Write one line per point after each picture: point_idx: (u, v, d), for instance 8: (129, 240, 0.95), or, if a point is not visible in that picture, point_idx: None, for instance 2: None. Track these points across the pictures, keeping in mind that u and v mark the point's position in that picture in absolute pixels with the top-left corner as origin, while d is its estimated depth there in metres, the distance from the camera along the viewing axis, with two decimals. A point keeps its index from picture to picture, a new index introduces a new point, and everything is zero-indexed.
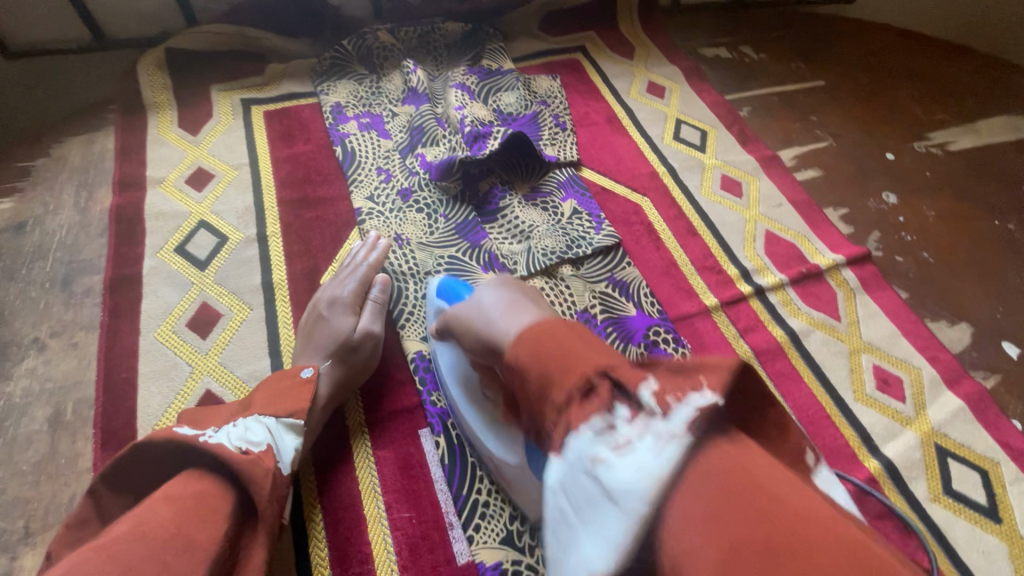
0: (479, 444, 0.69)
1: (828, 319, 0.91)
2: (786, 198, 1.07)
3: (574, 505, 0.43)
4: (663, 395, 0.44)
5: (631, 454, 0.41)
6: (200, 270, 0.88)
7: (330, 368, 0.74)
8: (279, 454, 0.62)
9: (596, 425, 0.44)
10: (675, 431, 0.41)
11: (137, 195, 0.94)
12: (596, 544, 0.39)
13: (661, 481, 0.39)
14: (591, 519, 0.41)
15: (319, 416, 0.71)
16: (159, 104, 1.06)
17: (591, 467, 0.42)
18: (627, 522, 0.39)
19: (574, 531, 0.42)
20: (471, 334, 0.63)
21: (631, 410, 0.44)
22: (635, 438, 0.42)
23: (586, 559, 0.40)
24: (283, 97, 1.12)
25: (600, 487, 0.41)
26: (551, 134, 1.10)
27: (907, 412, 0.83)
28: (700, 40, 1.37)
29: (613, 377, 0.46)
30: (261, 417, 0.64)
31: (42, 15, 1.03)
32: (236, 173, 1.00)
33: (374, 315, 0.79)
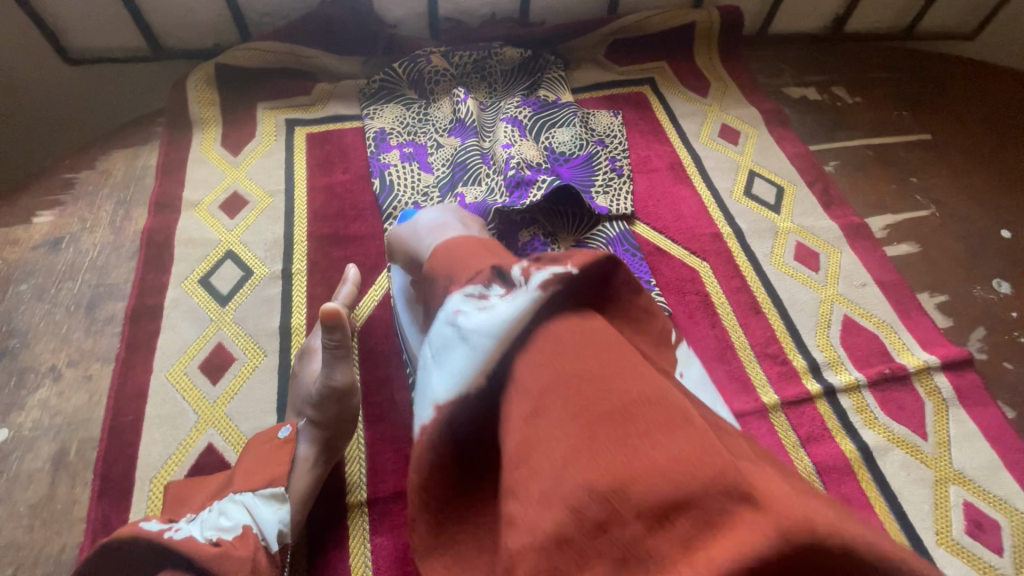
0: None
1: (911, 436, 0.77)
2: (872, 278, 0.92)
3: (435, 350, 0.47)
4: (528, 268, 0.45)
5: (491, 310, 0.44)
6: (220, 306, 0.84)
7: (309, 427, 0.68)
8: (262, 531, 0.58)
9: (468, 291, 0.47)
10: (530, 288, 0.43)
11: (171, 217, 0.92)
12: (444, 377, 0.44)
13: (507, 325, 0.42)
14: (445, 359, 0.45)
15: (305, 477, 0.66)
16: (205, 120, 1.04)
17: (453, 316, 0.46)
18: (474, 358, 0.43)
19: (430, 371, 0.46)
20: (403, 248, 0.69)
21: (507, 287, 0.46)
22: (498, 302, 0.44)
23: (435, 392, 0.45)
24: (328, 119, 1.08)
25: (458, 332, 0.45)
26: (605, 180, 1.00)
27: (1003, 569, 0.69)
28: (786, 78, 1.23)
29: (497, 265, 0.49)
30: (236, 496, 0.59)
31: (102, 25, 1.02)
32: (271, 201, 0.96)
33: (331, 363, 0.66)
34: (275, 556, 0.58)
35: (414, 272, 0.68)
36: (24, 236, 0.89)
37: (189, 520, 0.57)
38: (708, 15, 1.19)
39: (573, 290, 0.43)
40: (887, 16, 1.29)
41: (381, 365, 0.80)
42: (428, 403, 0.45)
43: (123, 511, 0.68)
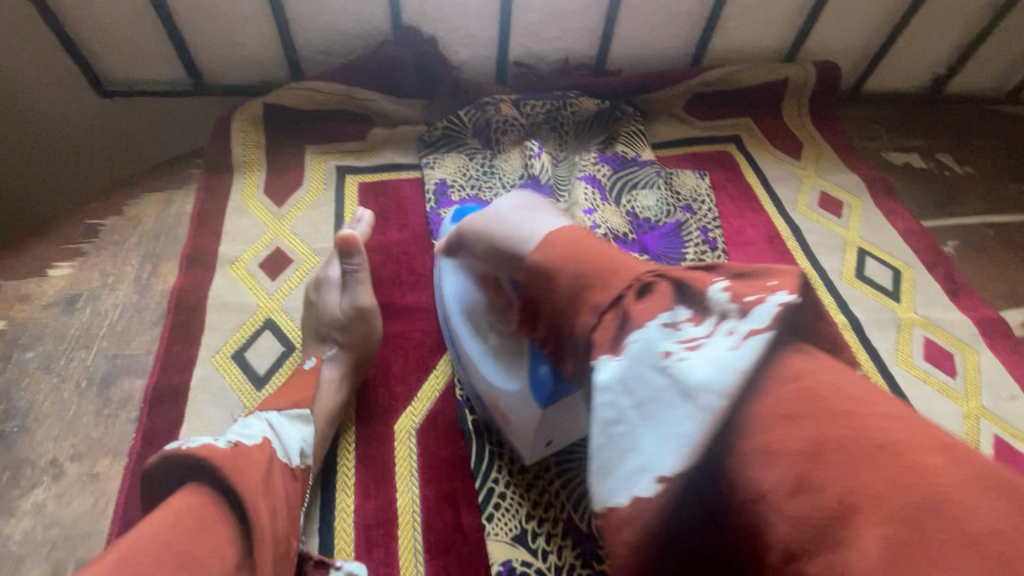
0: (475, 375, 0.65)
1: None
2: (1019, 387, 0.78)
3: (640, 402, 0.40)
4: (733, 292, 0.42)
5: (703, 355, 0.39)
6: (256, 389, 0.72)
7: (335, 352, 0.70)
8: (285, 447, 0.57)
9: (663, 321, 0.42)
10: (763, 325, 0.39)
11: (204, 276, 0.81)
12: (662, 440, 0.38)
13: (742, 375, 0.37)
14: (655, 416, 0.39)
15: (330, 405, 0.66)
16: (248, 164, 0.94)
17: (660, 365, 0.40)
18: (703, 419, 0.37)
19: (635, 432, 0.39)
20: (486, 242, 0.59)
21: (695, 312, 0.43)
22: (705, 343, 0.40)
23: (651, 464, 0.37)
24: (382, 168, 0.97)
25: (673, 382, 0.39)
26: (697, 253, 0.88)
27: None
28: (884, 141, 1.11)
29: (660, 273, 0.45)
30: (260, 413, 0.58)
31: (144, 58, 0.93)
32: (318, 260, 0.85)
33: (356, 290, 0.72)
34: (295, 471, 0.57)
35: (499, 267, 0.59)
36: (36, 292, 0.78)
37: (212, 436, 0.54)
38: (802, 70, 1.08)
39: (790, 329, 0.40)
40: (992, 78, 1.18)
41: (444, 477, 0.66)
42: (648, 472, 0.37)
43: None
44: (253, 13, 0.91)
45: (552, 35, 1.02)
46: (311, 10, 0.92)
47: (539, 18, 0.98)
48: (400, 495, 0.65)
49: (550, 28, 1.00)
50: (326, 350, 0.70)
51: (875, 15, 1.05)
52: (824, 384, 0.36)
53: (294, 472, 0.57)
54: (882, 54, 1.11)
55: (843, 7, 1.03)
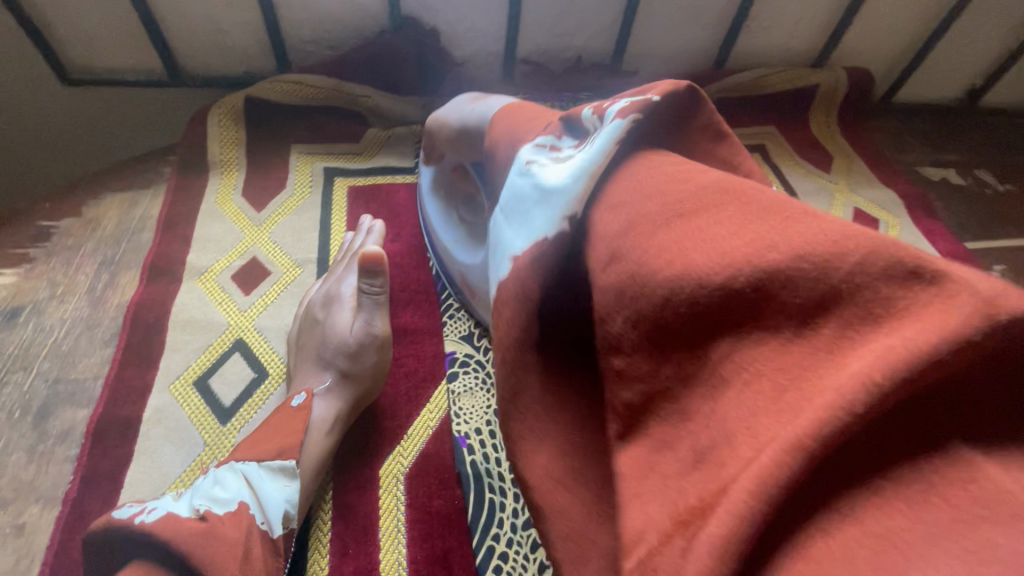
0: (451, 262, 0.67)
1: None
2: None
3: (511, 207, 0.42)
4: (600, 108, 0.40)
5: (566, 161, 0.39)
6: (220, 423, 0.62)
7: (333, 384, 0.61)
8: (263, 511, 0.50)
9: (540, 143, 0.43)
10: (610, 121, 0.38)
11: (167, 289, 0.71)
12: (520, 230, 0.40)
13: (595, 168, 0.37)
14: (517, 212, 0.41)
15: (318, 450, 0.57)
16: (226, 164, 0.84)
17: (528, 173, 0.42)
18: (564, 205, 0.37)
19: (507, 229, 0.42)
20: (448, 131, 0.62)
21: (579, 138, 0.42)
22: (575, 155, 0.40)
23: (513, 250, 0.40)
24: (376, 171, 0.88)
25: (531, 181, 0.41)
26: None
27: None
28: (919, 155, 1.03)
29: (563, 115, 0.44)
30: (236, 464, 0.52)
31: (113, 43, 0.84)
32: (299, 273, 0.75)
33: (372, 312, 0.63)
34: (277, 541, 0.50)
35: (462, 153, 0.62)
36: None
37: (184, 494, 0.50)
38: (833, 76, 1.00)
39: (653, 129, 0.39)
40: None
41: (437, 534, 0.57)
42: (507, 258, 0.41)
43: None
44: None
45: (566, 32, 0.93)
46: None
47: (552, 12, 0.90)
48: (384, 556, 0.55)
49: (564, 23, 0.92)
50: (319, 381, 0.61)
51: (913, 19, 0.98)
52: (689, 191, 0.32)
53: (276, 541, 0.50)
54: (918, 62, 1.03)
55: (880, 9, 0.95)
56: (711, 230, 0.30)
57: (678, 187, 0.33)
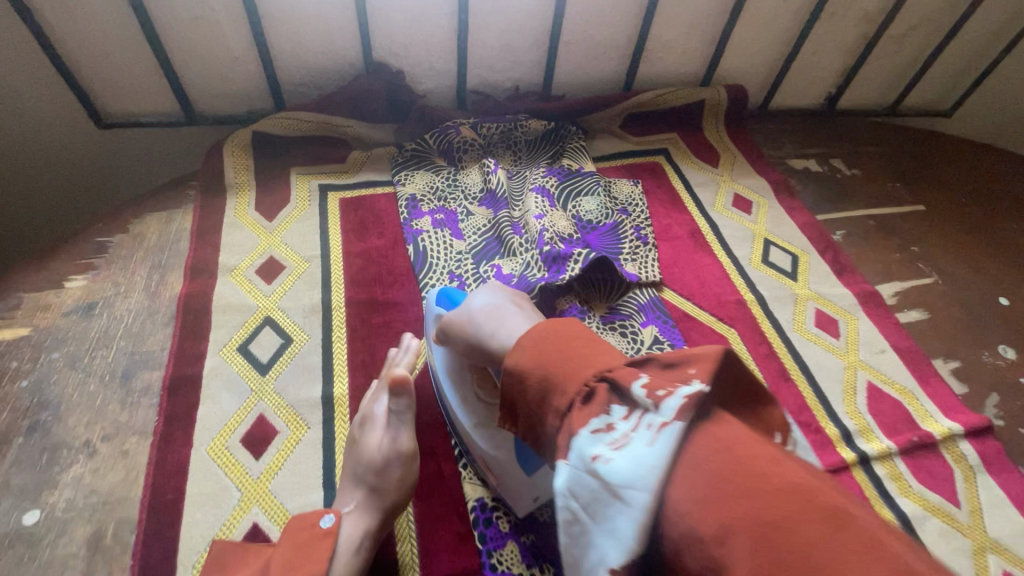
0: (471, 442, 0.72)
1: (946, 504, 0.79)
2: (889, 344, 0.97)
3: (585, 504, 0.46)
4: (654, 392, 0.47)
5: (626, 449, 0.45)
6: (261, 375, 0.83)
7: (358, 504, 0.69)
8: None
9: (594, 427, 0.48)
10: (666, 419, 0.45)
11: (207, 282, 0.92)
12: (611, 539, 0.44)
13: (660, 471, 0.43)
14: (602, 515, 0.45)
15: (347, 564, 0.64)
16: (239, 186, 1.06)
17: (589, 464, 0.46)
18: (638, 517, 0.42)
19: (590, 532, 0.45)
20: (462, 335, 0.70)
21: (627, 408, 0.48)
22: (632, 437, 0.46)
23: (605, 558, 0.44)
24: (360, 185, 1.11)
25: (601, 484, 0.45)
26: (633, 249, 1.04)
27: None
28: (788, 151, 1.31)
29: (608, 378, 0.50)
30: None
31: (142, 94, 1.05)
32: (307, 265, 0.97)
33: (398, 425, 0.73)
34: None
35: (479, 360, 0.70)
36: (55, 302, 0.88)
37: None
38: (716, 92, 1.28)
39: (696, 425, 0.45)
40: (875, 96, 1.41)
41: (427, 436, 0.80)
42: (603, 566, 0.44)
43: None
44: (241, 54, 1.04)
45: (504, 68, 1.19)
46: (294, 52, 1.07)
47: (492, 53, 1.15)
48: None
49: (502, 61, 1.17)
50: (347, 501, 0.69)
51: (772, 46, 1.26)
52: (749, 454, 0.42)
53: None
54: (781, 77, 1.32)
55: (745, 40, 1.24)
56: (748, 496, 0.39)
57: (719, 459, 0.42)
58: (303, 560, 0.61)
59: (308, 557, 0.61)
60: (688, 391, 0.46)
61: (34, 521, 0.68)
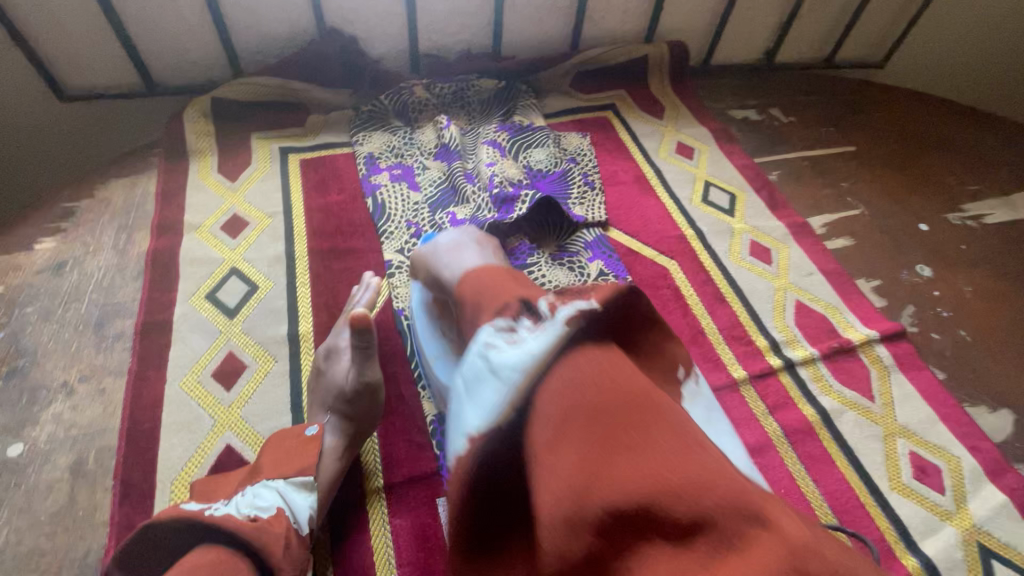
0: (433, 373, 0.75)
1: (862, 398, 0.88)
2: (816, 268, 1.05)
3: (468, 382, 0.48)
4: (555, 303, 0.48)
5: (521, 343, 0.46)
6: (229, 318, 0.89)
7: (336, 423, 0.74)
8: (294, 516, 0.62)
9: (498, 325, 0.48)
10: (555, 323, 0.45)
11: (174, 239, 0.97)
12: (477, 410, 0.46)
13: (535, 360, 0.44)
14: (476, 391, 0.47)
15: (333, 466, 0.71)
16: (201, 151, 1.10)
17: (487, 355, 0.47)
18: (502, 390, 0.45)
19: (464, 407, 0.48)
20: (425, 268, 0.73)
21: (534, 319, 0.47)
22: (528, 337, 0.46)
23: (467, 425, 0.46)
24: (320, 146, 1.15)
25: (488, 365, 0.47)
26: (580, 193, 1.11)
27: (947, 505, 0.78)
28: (729, 103, 1.39)
29: (523, 297, 0.50)
30: (269, 482, 0.63)
31: (100, 65, 1.08)
32: (270, 220, 1.02)
33: (361, 362, 0.72)
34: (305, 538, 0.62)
35: (438, 292, 0.70)
36: (26, 262, 0.92)
37: (225, 501, 0.60)
38: (658, 49, 1.35)
39: (593, 327, 0.46)
40: (810, 50, 1.50)
41: (389, 363, 0.86)
42: (462, 435, 0.47)
43: (146, 514, 0.70)
44: (195, 22, 1.08)
45: (454, 31, 1.24)
46: (248, 19, 1.10)
47: (441, 16, 1.19)
48: None
49: (451, 24, 1.22)
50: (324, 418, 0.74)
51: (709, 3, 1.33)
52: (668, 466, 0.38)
53: (303, 538, 0.61)
54: (720, 33, 1.39)
55: None
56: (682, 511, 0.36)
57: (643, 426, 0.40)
58: (291, 459, 0.67)
59: (299, 457, 0.67)
60: (581, 301, 0.47)
61: (18, 452, 0.73)
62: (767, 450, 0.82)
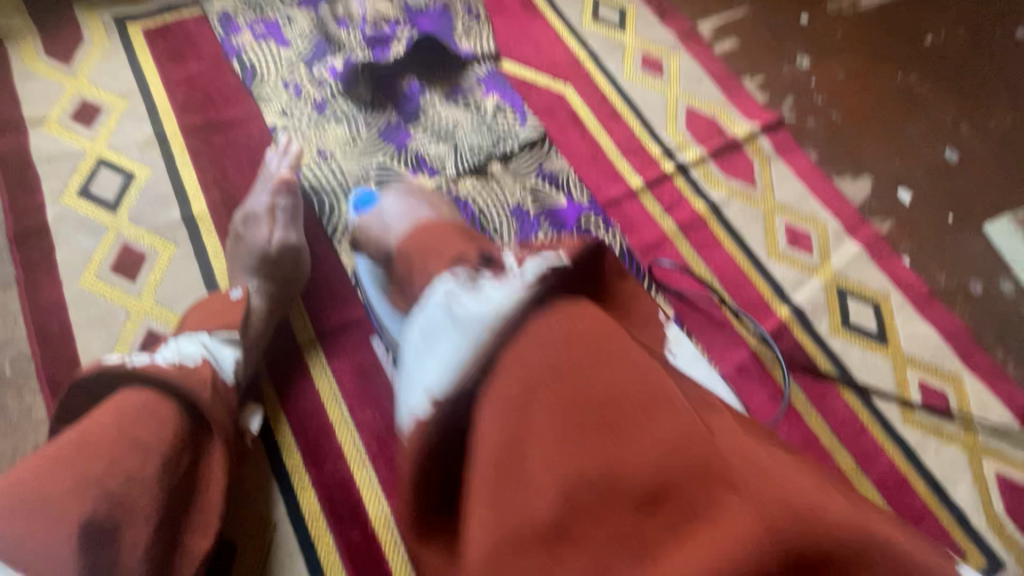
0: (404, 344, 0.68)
1: (746, 187, 0.97)
2: (705, 73, 1.08)
3: (429, 322, 0.49)
4: (521, 255, 0.53)
5: (483, 292, 0.48)
6: (112, 211, 0.83)
7: (258, 284, 0.74)
8: (220, 365, 0.63)
9: (460, 275, 0.52)
10: (524, 275, 0.48)
11: (19, 138, 0.86)
12: (436, 363, 0.46)
13: (500, 308, 0.45)
14: (433, 335, 0.48)
15: (259, 328, 0.73)
16: (17, 33, 0.94)
17: (449, 306, 0.48)
18: (467, 341, 0.46)
19: (421, 355, 0.48)
20: (369, 237, 0.71)
21: (497, 271, 0.51)
22: (492, 286, 0.48)
23: (426, 383, 0.46)
24: (161, 10, 0.99)
25: (447, 311, 0.48)
26: (466, 26, 1.04)
27: (814, 262, 0.91)
28: None
29: (479, 252, 0.56)
30: (193, 336, 0.64)
31: None
32: (127, 102, 0.91)
33: (286, 224, 0.78)
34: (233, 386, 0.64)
35: (382, 262, 0.69)
36: None
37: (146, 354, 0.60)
38: None
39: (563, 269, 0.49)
40: None
41: None
42: (421, 390, 0.47)
43: None
44: None
45: None
46: None
47: None
48: None
49: None
50: (247, 281, 0.74)
51: None
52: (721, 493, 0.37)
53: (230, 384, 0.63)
54: None
55: None
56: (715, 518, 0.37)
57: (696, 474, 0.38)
58: (216, 317, 0.68)
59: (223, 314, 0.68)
60: (550, 255, 0.51)
61: None
62: (664, 244, 0.91)
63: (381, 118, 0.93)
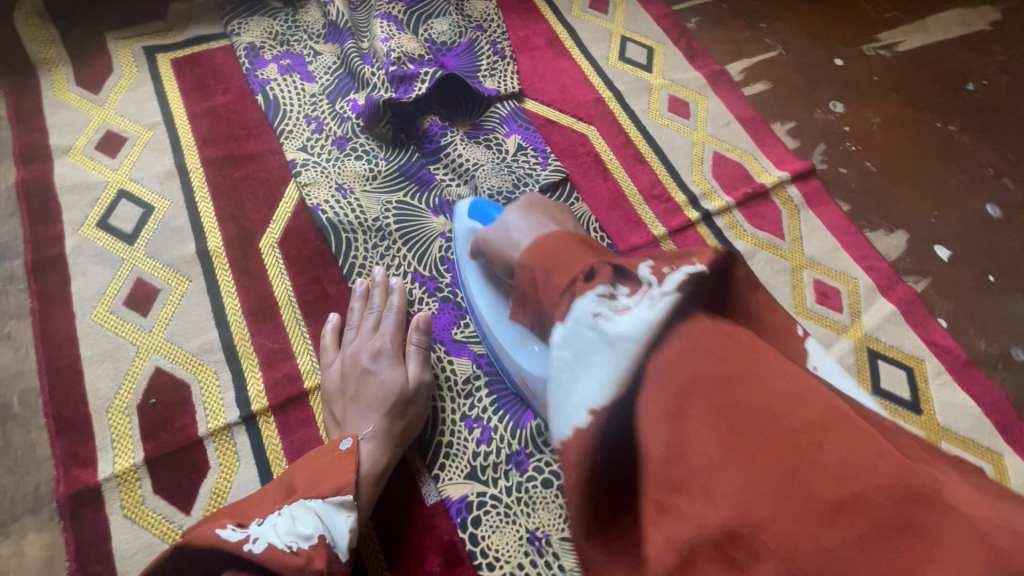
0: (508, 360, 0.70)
1: (773, 239, 0.93)
2: (733, 116, 1.05)
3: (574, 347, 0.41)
4: (659, 268, 0.43)
5: (628, 311, 0.40)
6: (129, 244, 0.83)
7: (381, 431, 0.67)
8: (334, 541, 0.57)
9: (599, 292, 0.42)
10: (665, 290, 0.40)
11: (44, 166, 0.87)
12: (595, 379, 0.39)
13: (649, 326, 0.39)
14: (588, 360, 0.40)
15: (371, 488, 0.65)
16: (50, 62, 0.95)
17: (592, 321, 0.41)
18: (621, 358, 0.38)
19: (577, 376, 0.40)
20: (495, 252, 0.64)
21: (632, 286, 0.43)
22: (633, 303, 0.41)
23: (585, 398, 0.39)
24: (190, 41, 1.00)
25: (598, 333, 0.40)
26: (490, 64, 1.03)
27: (844, 321, 0.87)
28: None
29: (614, 263, 0.45)
30: (307, 502, 0.58)
31: None
32: (151, 133, 0.92)
33: (420, 364, 0.73)
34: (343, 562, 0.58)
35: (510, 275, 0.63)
36: None
37: (261, 523, 0.56)
38: None
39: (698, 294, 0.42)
40: None
41: (310, 267, 0.84)
42: (583, 409, 0.39)
43: (87, 442, 0.70)
44: None
45: None
46: None
47: None
48: (277, 288, 0.82)
49: None
50: (363, 427, 0.67)
51: None
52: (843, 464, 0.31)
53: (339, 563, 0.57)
54: None
55: None
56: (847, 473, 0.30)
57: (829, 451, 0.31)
58: (327, 478, 0.61)
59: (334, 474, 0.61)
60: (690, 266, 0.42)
61: None
62: None
63: (401, 155, 0.93)
